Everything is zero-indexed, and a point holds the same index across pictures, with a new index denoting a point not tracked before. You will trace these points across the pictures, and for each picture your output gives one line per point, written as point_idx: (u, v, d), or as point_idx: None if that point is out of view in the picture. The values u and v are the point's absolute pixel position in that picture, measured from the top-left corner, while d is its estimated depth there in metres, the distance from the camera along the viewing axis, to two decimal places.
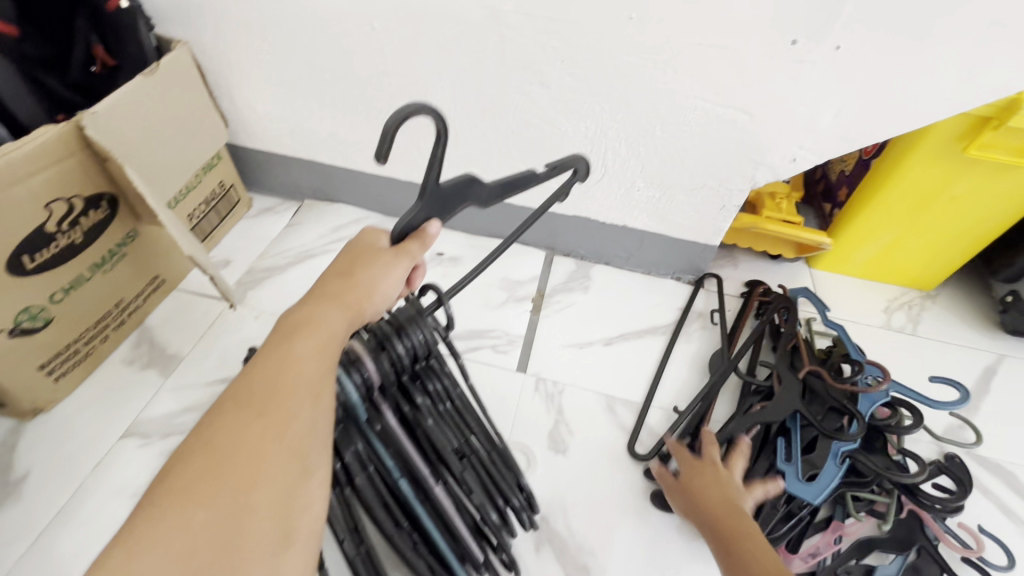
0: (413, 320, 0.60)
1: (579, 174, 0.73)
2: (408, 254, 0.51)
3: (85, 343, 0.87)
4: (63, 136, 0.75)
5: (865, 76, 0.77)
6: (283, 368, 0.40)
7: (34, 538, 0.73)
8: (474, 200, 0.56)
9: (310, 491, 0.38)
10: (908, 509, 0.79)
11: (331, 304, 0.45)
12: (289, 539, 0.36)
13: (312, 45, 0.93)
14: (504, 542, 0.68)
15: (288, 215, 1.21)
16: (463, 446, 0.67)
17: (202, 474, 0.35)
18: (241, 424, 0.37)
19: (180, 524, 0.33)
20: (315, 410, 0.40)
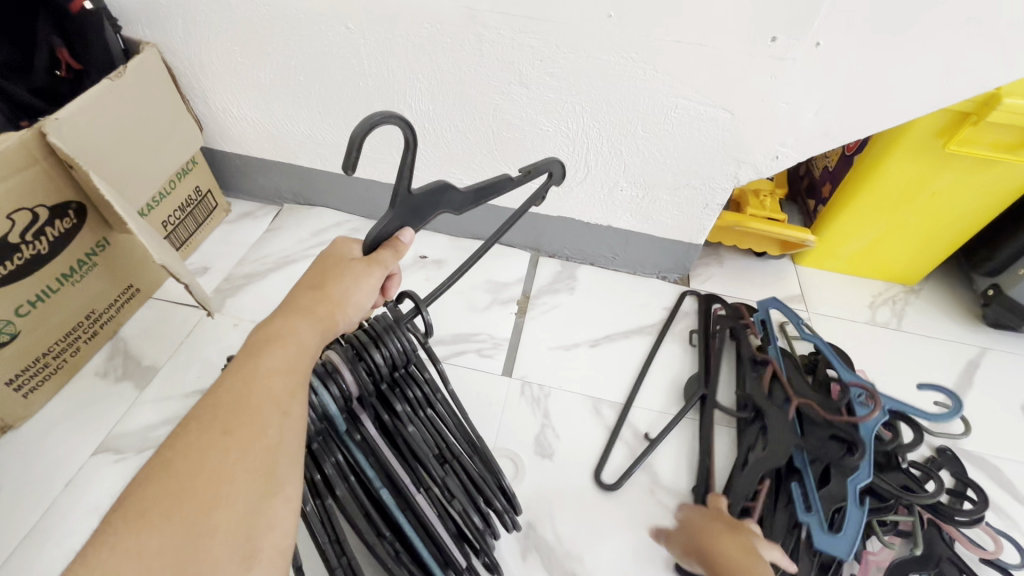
0: (389, 330, 0.64)
1: (554, 177, 0.73)
2: (380, 264, 0.52)
3: (55, 356, 0.85)
4: (24, 143, 0.73)
5: (845, 73, 0.77)
6: (249, 384, 0.40)
7: (3, 560, 0.71)
8: (447, 208, 0.57)
9: (275, 506, 0.37)
10: (927, 518, 0.78)
11: (301, 317, 0.46)
12: (252, 558, 0.35)
13: (286, 46, 0.91)
14: (488, 548, 0.64)
15: (268, 219, 1.19)
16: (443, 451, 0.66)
17: (161, 495, 0.34)
18: (205, 440, 0.37)
19: (135, 548, 0.32)
20: (282, 425, 0.40)
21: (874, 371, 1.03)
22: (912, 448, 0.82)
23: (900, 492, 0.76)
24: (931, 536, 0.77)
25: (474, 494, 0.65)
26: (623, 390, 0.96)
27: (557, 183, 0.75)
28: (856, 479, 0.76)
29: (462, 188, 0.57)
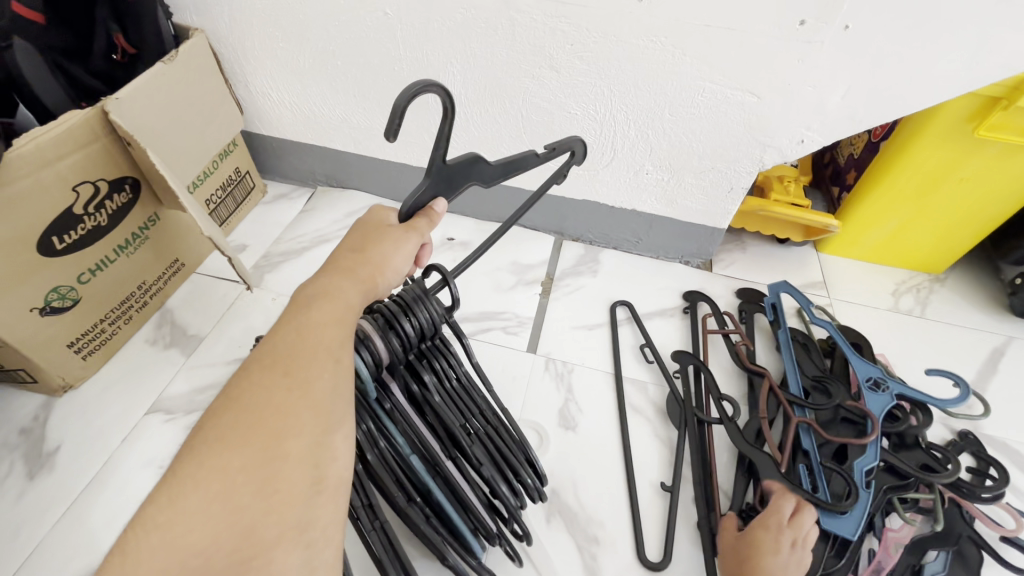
0: (418, 300, 0.63)
1: (576, 156, 0.76)
2: (417, 232, 0.54)
3: (110, 323, 0.90)
4: (88, 121, 0.78)
5: (874, 56, 0.77)
6: (304, 333, 0.42)
7: (68, 505, 0.77)
8: (477, 180, 0.60)
9: (335, 443, 0.39)
10: (949, 497, 0.80)
11: (346, 277, 0.48)
12: (320, 485, 0.37)
13: (326, 31, 0.95)
14: (516, 515, 0.68)
15: (302, 201, 1.23)
16: (471, 422, 0.68)
17: (235, 424, 0.37)
18: (268, 380, 0.39)
19: (217, 468, 0.35)
20: (337, 370, 0.42)
21: (896, 356, 1.03)
22: (924, 428, 0.83)
23: (920, 471, 0.78)
24: (952, 515, 0.79)
25: (503, 465, 0.68)
26: (644, 368, 0.99)
27: (576, 163, 0.78)
28: (862, 461, 0.78)
29: (489, 161, 0.60)
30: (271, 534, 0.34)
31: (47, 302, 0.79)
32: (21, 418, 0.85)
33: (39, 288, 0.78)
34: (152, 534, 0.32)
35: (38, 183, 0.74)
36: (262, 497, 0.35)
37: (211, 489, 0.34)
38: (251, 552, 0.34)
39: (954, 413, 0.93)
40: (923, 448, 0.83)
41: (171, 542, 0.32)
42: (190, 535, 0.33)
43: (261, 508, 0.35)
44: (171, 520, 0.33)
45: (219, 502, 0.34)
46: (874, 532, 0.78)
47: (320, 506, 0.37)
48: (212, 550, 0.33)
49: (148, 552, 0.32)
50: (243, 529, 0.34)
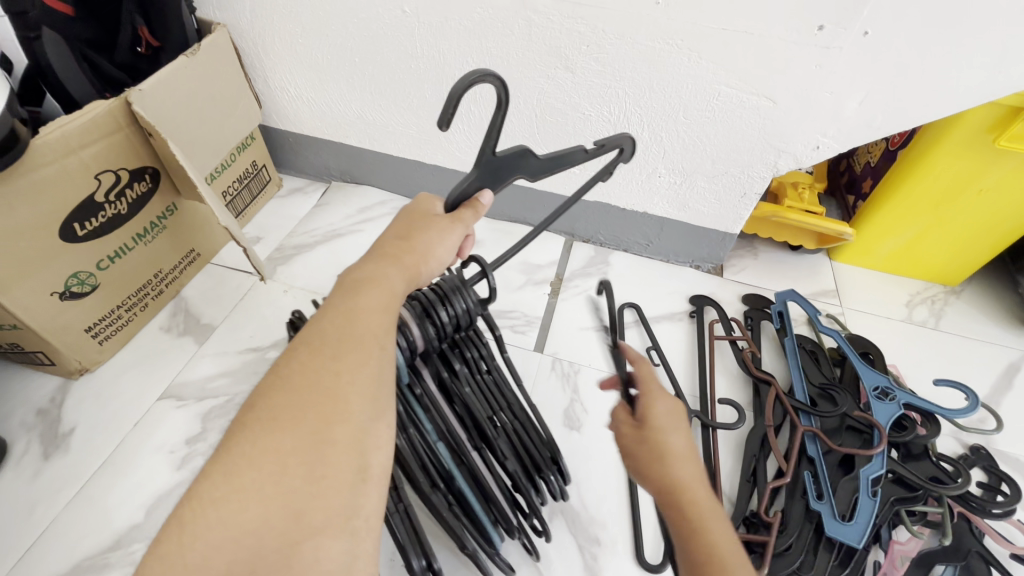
0: (456, 290, 0.64)
1: (624, 153, 0.73)
2: (461, 223, 0.55)
3: (126, 310, 0.92)
4: (113, 110, 0.80)
5: (894, 61, 0.77)
6: (352, 317, 0.43)
7: (81, 485, 0.79)
8: (523, 173, 0.60)
9: (379, 432, 0.40)
10: (957, 511, 0.78)
11: (390, 264, 0.48)
12: (365, 474, 0.38)
13: (344, 29, 0.96)
14: (537, 510, 0.68)
15: (316, 195, 1.25)
16: (499, 416, 0.70)
17: (286, 406, 0.38)
18: (316, 363, 0.40)
19: (269, 450, 0.36)
20: (382, 357, 0.42)
21: (908, 367, 1.02)
22: (932, 438, 0.82)
23: (928, 483, 0.77)
24: (961, 529, 0.78)
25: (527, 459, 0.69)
26: (651, 371, 0.98)
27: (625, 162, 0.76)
28: (868, 470, 0.77)
29: (537, 154, 0.60)
30: (319, 521, 0.35)
31: (67, 287, 0.81)
32: (39, 399, 0.87)
33: (59, 273, 0.80)
34: (207, 509, 0.34)
35: (64, 170, 0.76)
36: (312, 481, 0.36)
37: (263, 471, 0.35)
38: (299, 535, 0.35)
39: (966, 427, 0.92)
40: (931, 459, 0.81)
41: (224, 520, 0.34)
42: (244, 513, 0.34)
43: (310, 493, 0.36)
44: (225, 497, 0.34)
45: (271, 483, 0.35)
46: (880, 543, 0.77)
47: (365, 493, 0.38)
48: (262, 530, 0.34)
49: (204, 528, 0.33)
50: (292, 512, 0.35)
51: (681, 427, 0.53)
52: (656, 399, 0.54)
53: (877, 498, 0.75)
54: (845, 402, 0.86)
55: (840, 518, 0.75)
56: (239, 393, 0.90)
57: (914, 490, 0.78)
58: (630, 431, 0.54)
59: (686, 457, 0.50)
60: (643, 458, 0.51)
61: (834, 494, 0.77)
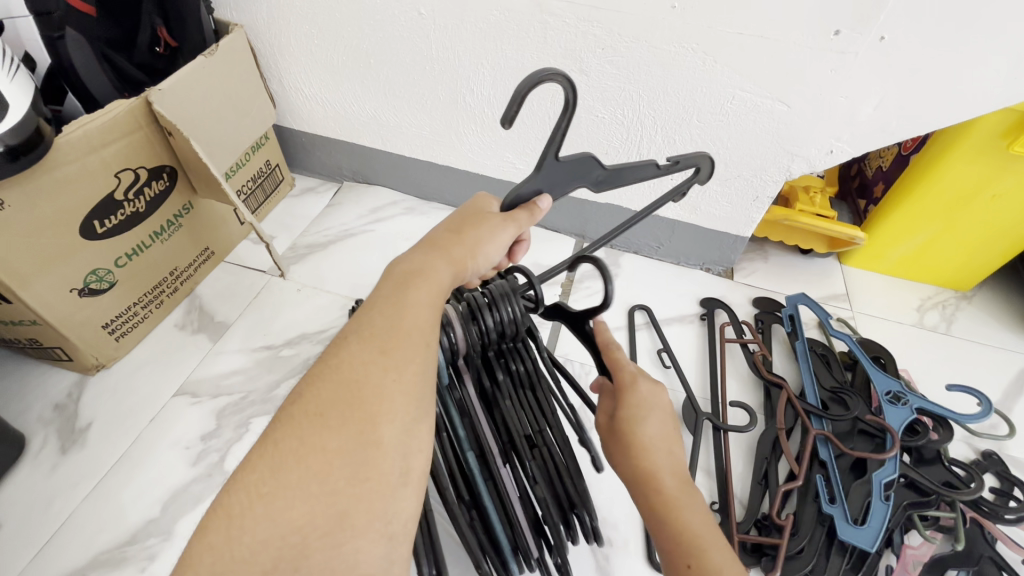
0: (505, 297, 0.67)
1: (700, 174, 0.72)
2: (515, 222, 0.55)
3: (143, 307, 0.93)
4: (133, 110, 0.81)
5: (910, 67, 0.77)
6: (399, 313, 0.44)
7: (98, 480, 0.79)
8: (585, 182, 0.59)
9: (422, 434, 0.40)
10: (970, 517, 0.78)
11: (440, 256, 0.50)
12: (407, 477, 0.38)
13: (359, 30, 0.97)
14: (562, 548, 0.63)
15: (329, 195, 1.26)
16: (536, 435, 0.67)
17: (333, 403, 0.38)
18: (367, 359, 0.40)
19: (316, 447, 0.37)
20: (426, 356, 0.43)
21: (919, 372, 1.02)
22: (944, 443, 0.82)
23: (941, 489, 0.77)
24: (973, 535, 0.77)
25: (560, 488, 0.65)
26: (663, 372, 0.99)
27: (698, 182, 0.75)
28: (880, 473, 0.77)
29: (603, 164, 0.59)
30: (361, 523, 0.36)
31: (86, 284, 0.82)
32: (56, 394, 0.88)
33: (78, 269, 0.81)
34: (256, 503, 0.35)
35: (85, 168, 0.77)
36: (358, 480, 0.37)
37: (310, 468, 0.36)
38: (343, 534, 0.35)
39: (977, 432, 0.92)
40: (943, 464, 0.81)
41: (271, 515, 0.35)
42: (291, 510, 0.35)
43: (354, 493, 0.36)
44: (275, 492, 0.35)
45: (316, 480, 0.36)
46: (892, 548, 0.77)
47: (399, 496, 0.38)
48: (308, 527, 0.35)
49: (253, 521, 0.34)
50: (338, 512, 0.35)
51: (657, 415, 0.55)
52: (629, 392, 0.57)
53: (890, 502, 0.75)
54: (857, 406, 0.86)
55: (852, 521, 0.75)
56: (253, 391, 0.91)
57: (927, 495, 0.78)
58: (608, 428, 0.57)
59: (657, 447, 0.53)
60: (619, 448, 0.55)
61: (846, 498, 0.77)
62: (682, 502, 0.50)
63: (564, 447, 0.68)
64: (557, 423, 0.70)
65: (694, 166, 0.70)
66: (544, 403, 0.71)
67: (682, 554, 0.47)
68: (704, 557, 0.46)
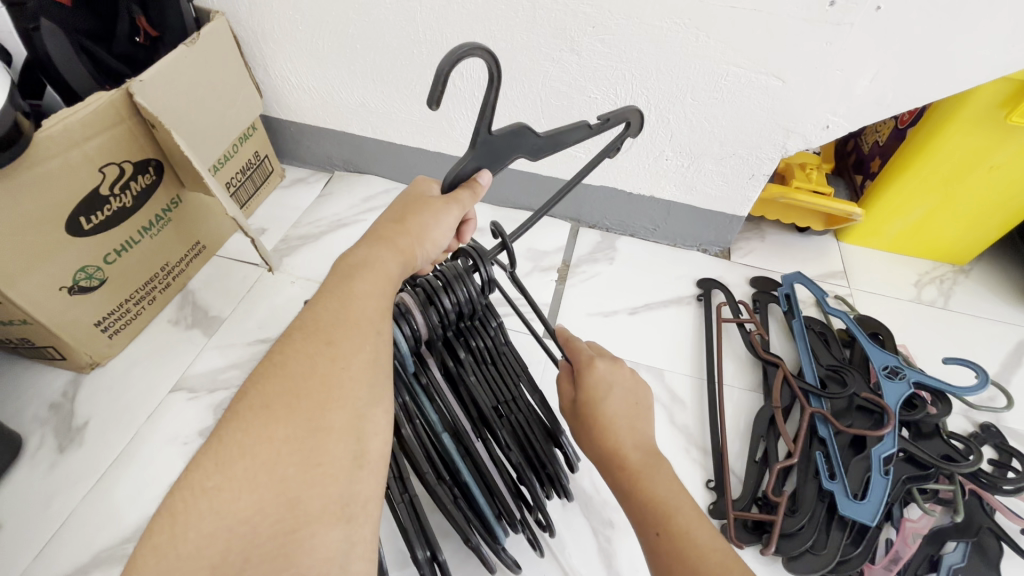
0: (459, 277, 0.63)
1: (631, 129, 0.73)
2: (459, 203, 0.55)
3: (135, 303, 0.92)
4: (115, 102, 0.79)
5: (906, 38, 0.75)
6: (345, 305, 0.43)
7: (97, 477, 0.79)
8: (523, 152, 0.57)
9: (377, 417, 0.40)
10: (969, 488, 0.79)
11: (385, 246, 0.49)
12: (361, 460, 0.38)
13: (344, 15, 0.95)
14: (541, 505, 0.64)
15: (320, 185, 1.24)
16: (504, 405, 0.67)
17: (279, 393, 0.38)
18: (310, 351, 0.40)
19: (264, 438, 0.36)
20: (376, 343, 0.42)
21: (917, 346, 1.02)
22: (943, 418, 0.82)
23: (939, 461, 0.77)
24: (972, 507, 0.78)
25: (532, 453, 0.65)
26: (660, 355, 0.98)
27: (631, 136, 0.75)
28: (880, 448, 0.77)
29: (537, 131, 0.57)
30: (315, 508, 0.35)
31: (75, 282, 0.81)
32: (51, 393, 0.87)
33: (66, 268, 0.79)
34: (200, 499, 0.33)
35: (67, 164, 0.75)
36: (307, 469, 0.36)
37: (258, 458, 0.35)
38: (295, 523, 0.35)
39: (976, 405, 0.92)
40: (942, 438, 0.81)
41: (217, 509, 0.33)
42: (238, 503, 0.34)
43: (305, 481, 0.36)
44: (219, 486, 0.34)
45: (265, 469, 0.35)
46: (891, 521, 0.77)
47: (360, 480, 0.38)
48: (257, 518, 0.34)
49: (197, 517, 0.33)
50: (288, 500, 0.35)
51: (617, 394, 0.56)
52: (589, 374, 0.58)
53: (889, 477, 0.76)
54: (854, 383, 0.86)
55: (852, 497, 0.75)
56: None
57: (926, 468, 0.78)
58: (576, 413, 0.58)
59: (619, 424, 0.54)
60: (584, 432, 0.56)
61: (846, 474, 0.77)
62: (644, 471, 0.50)
63: (530, 412, 0.67)
64: (522, 391, 0.68)
65: (624, 121, 0.69)
66: (507, 374, 0.69)
67: (649, 524, 0.47)
68: (669, 521, 0.46)
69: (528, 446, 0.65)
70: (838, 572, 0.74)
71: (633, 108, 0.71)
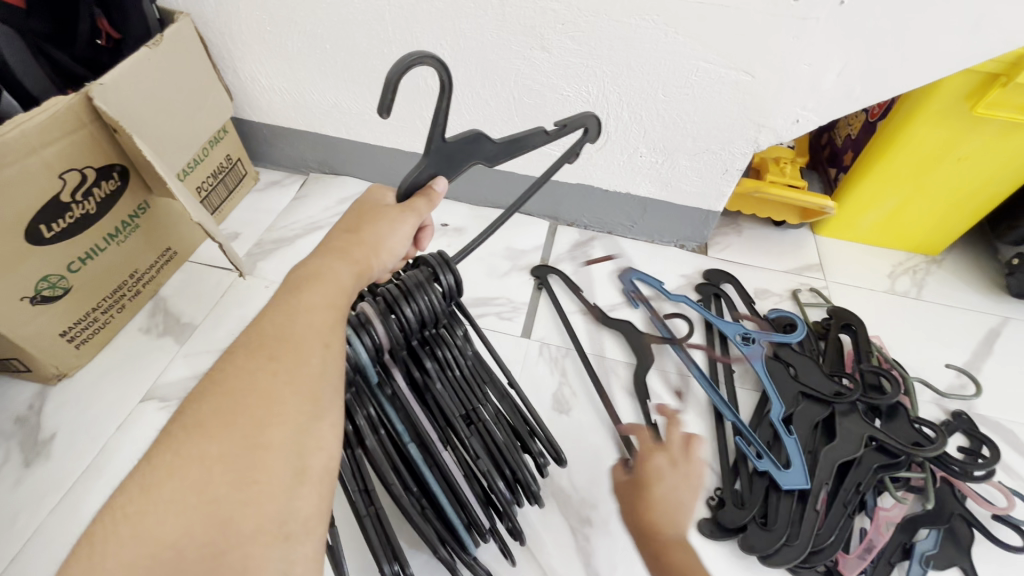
0: (420, 286, 0.63)
1: (589, 134, 0.73)
2: (415, 211, 0.54)
3: (103, 312, 0.90)
4: (74, 107, 0.77)
5: (871, 31, 0.76)
6: (291, 317, 0.42)
7: (65, 491, 0.77)
8: (479, 157, 0.59)
9: (321, 431, 0.39)
10: (941, 477, 0.81)
11: (338, 258, 0.48)
12: (302, 476, 0.38)
13: (313, 15, 0.93)
14: (510, 512, 0.65)
15: (294, 187, 1.23)
16: (470, 412, 0.67)
17: (215, 412, 0.37)
18: (253, 367, 0.39)
19: (194, 457, 0.35)
20: (325, 356, 0.42)
21: (891, 337, 1.03)
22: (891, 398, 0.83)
23: (909, 448, 0.77)
24: (943, 494, 0.79)
25: (502, 461, 0.65)
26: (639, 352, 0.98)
27: (591, 142, 0.75)
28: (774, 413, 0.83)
29: (493, 138, 0.58)
30: (249, 528, 0.35)
31: (38, 291, 0.79)
32: (17, 406, 0.85)
33: (27, 277, 0.77)
34: (121, 524, 0.32)
35: (25, 171, 0.73)
36: (242, 487, 0.35)
37: (187, 478, 0.34)
38: (226, 544, 0.34)
39: (947, 393, 0.94)
40: (910, 425, 0.83)
41: (141, 533, 0.32)
42: (163, 527, 0.33)
43: (239, 500, 0.35)
44: (143, 510, 0.33)
45: (195, 490, 0.34)
46: (866, 512, 0.78)
47: (302, 496, 0.37)
48: (184, 541, 0.33)
49: (117, 544, 0.32)
50: (220, 520, 0.34)
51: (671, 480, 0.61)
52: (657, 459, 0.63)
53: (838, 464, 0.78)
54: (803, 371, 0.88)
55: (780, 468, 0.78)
56: None
57: (897, 457, 0.78)
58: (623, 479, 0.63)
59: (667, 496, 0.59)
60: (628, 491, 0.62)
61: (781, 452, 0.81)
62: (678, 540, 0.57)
63: (498, 418, 0.68)
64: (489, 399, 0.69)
65: (582, 127, 0.70)
66: (474, 381, 0.69)
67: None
68: None
69: (496, 452, 0.65)
70: (812, 562, 0.74)
71: (589, 112, 0.72)
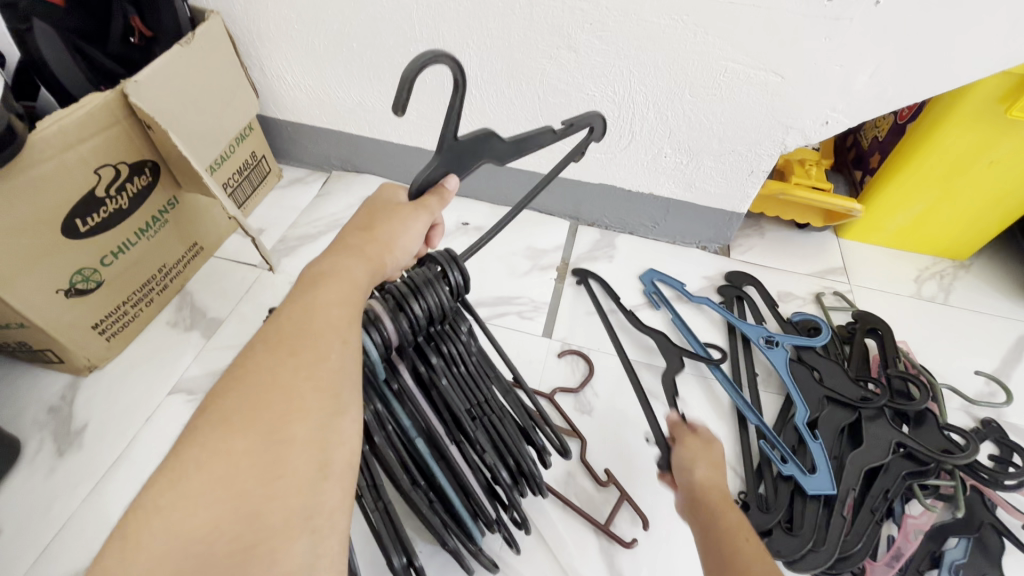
0: (427, 282, 0.63)
1: (594, 132, 0.73)
2: (426, 210, 0.55)
3: (133, 306, 0.92)
4: (109, 103, 0.78)
5: (905, 32, 0.75)
6: (309, 314, 0.43)
7: (95, 481, 0.79)
8: (490, 157, 0.59)
9: (343, 426, 0.40)
10: (971, 485, 0.80)
11: (352, 255, 0.48)
12: (326, 471, 0.38)
13: (341, 14, 0.94)
14: (515, 502, 0.66)
15: (317, 184, 1.24)
16: (476, 407, 0.67)
17: (238, 408, 0.37)
18: (274, 362, 0.39)
19: (220, 452, 0.35)
20: (343, 352, 0.42)
21: (917, 342, 1.02)
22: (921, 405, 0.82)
23: (938, 455, 0.76)
24: (974, 502, 0.78)
25: (506, 452, 0.66)
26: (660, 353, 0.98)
27: (596, 139, 0.75)
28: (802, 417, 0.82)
29: (504, 136, 0.58)
30: (276, 522, 0.35)
31: (72, 284, 0.81)
32: (50, 396, 0.87)
33: (63, 270, 0.79)
34: (154, 518, 0.33)
35: (62, 166, 0.75)
36: (266, 481, 0.35)
37: (214, 473, 0.35)
38: (252, 539, 0.34)
39: (975, 400, 0.92)
40: (939, 430, 0.81)
41: (171, 526, 0.33)
42: (193, 520, 0.33)
43: (265, 494, 0.35)
44: (173, 504, 0.33)
45: (222, 485, 0.35)
46: (893, 519, 0.77)
47: (326, 490, 0.37)
48: (213, 535, 0.33)
49: (149, 537, 0.32)
50: (247, 514, 0.34)
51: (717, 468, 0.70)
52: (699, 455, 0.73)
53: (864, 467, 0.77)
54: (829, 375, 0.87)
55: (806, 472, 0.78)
56: None
57: (925, 464, 0.77)
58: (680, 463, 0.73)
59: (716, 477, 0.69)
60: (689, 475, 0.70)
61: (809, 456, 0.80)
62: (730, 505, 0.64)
63: (502, 412, 0.68)
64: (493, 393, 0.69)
65: (588, 126, 0.70)
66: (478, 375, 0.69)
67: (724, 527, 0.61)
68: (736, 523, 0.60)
69: (501, 445, 0.65)
70: (841, 568, 0.73)
71: (595, 112, 0.72)
